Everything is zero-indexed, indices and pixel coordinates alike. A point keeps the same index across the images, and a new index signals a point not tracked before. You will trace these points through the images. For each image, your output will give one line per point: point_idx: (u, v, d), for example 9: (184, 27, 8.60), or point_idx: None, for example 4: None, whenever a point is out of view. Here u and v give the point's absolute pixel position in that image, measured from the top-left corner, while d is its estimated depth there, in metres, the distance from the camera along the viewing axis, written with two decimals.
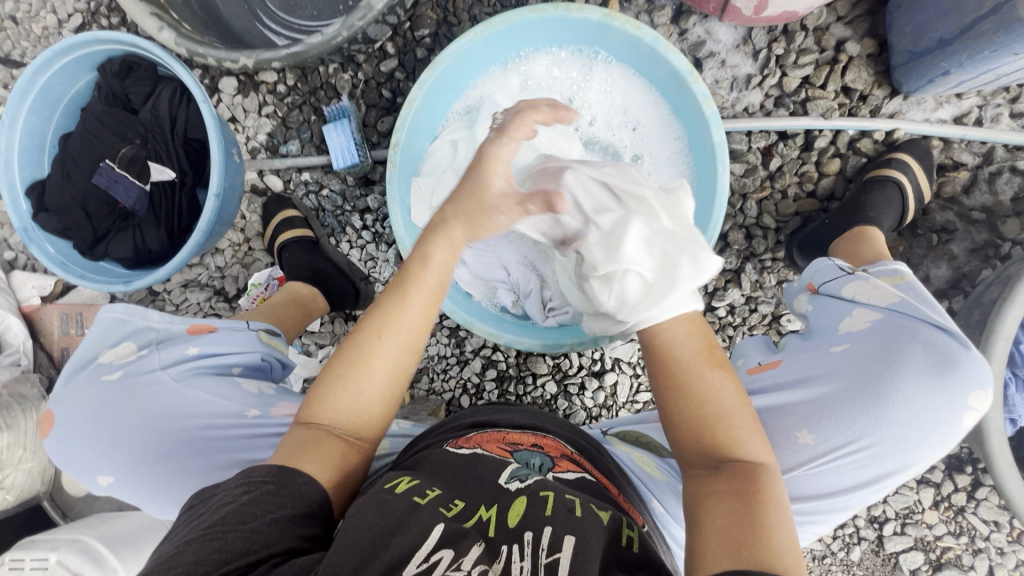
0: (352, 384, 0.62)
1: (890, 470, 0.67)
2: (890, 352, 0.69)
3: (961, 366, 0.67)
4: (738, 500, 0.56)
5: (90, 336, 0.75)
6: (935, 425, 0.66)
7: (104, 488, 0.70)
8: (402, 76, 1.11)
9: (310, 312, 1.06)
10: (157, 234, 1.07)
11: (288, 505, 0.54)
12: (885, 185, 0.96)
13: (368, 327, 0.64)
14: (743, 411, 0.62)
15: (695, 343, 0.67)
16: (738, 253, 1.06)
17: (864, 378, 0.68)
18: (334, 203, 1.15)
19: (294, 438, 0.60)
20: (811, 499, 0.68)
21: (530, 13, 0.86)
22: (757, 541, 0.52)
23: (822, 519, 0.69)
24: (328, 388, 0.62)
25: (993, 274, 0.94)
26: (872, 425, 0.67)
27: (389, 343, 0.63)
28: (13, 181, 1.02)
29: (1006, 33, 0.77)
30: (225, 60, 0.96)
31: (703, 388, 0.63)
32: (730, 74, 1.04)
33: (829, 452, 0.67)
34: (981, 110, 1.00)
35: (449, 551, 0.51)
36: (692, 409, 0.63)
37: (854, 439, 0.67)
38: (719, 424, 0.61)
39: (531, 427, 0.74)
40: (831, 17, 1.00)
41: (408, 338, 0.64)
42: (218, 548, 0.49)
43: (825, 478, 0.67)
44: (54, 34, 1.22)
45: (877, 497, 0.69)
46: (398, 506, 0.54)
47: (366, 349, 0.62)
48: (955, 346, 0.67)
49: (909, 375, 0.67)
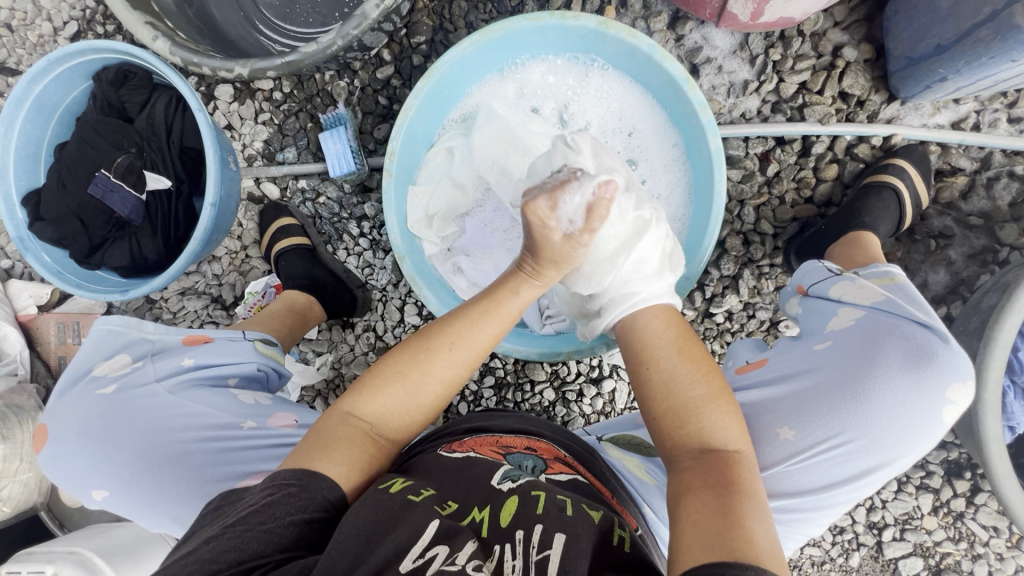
0: (404, 390, 0.64)
1: (872, 465, 0.66)
2: (868, 347, 0.68)
3: (940, 359, 0.66)
4: (715, 491, 0.56)
5: (85, 347, 0.74)
6: (914, 419, 0.65)
7: (98, 502, 0.70)
8: (398, 83, 1.11)
9: (306, 320, 1.06)
10: (154, 243, 1.06)
11: (306, 508, 0.53)
12: (883, 191, 0.96)
13: (438, 335, 0.67)
14: (720, 398, 0.63)
15: (675, 338, 0.70)
16: (736, 259, 1.06)
17: (843, 373, 0.68)
18: (331, 210, 1.15)
19: (324, 428, 0.61)
20: (792, 496, 0.67)
21: (526, 21, 0.86)
22: (732, 530, 0.51)
23: (807, 519, 0.68)
24: (381, 384, 0.64)
25: (991, 280, 0.93)
26: (852, 420, 0.66)
27: (458, 355, 0.66)
28: (8, 190, 1.02)
29: (1003, 40, 0.77)
30: (220, 69, 0.96)
31: (679, 376, 0.65)
32: (727, 80, 1.03)
33: (809, 448, 0.67)
34: (979, 115, 0.99)
35: (445, 547, 0.50)
36: (669, 397, 0.64)
37: (834, 432, 0.66)
38: (695, 414, 0.62)
39: (525, 430, 0.74)
40: (828, 22, 1.00)
41: (473, 356, 0.68)
42: (233, 548, 0.48)
43: (807, 476, 0.67)
44: (49, 42, 1.22)
45: (861, 494, 0.68)
46: (393, 505, 0.53)
47: (432, 359, 0.65)
48: (935, 340, 0.67)
49: (887, 368, 0.66)
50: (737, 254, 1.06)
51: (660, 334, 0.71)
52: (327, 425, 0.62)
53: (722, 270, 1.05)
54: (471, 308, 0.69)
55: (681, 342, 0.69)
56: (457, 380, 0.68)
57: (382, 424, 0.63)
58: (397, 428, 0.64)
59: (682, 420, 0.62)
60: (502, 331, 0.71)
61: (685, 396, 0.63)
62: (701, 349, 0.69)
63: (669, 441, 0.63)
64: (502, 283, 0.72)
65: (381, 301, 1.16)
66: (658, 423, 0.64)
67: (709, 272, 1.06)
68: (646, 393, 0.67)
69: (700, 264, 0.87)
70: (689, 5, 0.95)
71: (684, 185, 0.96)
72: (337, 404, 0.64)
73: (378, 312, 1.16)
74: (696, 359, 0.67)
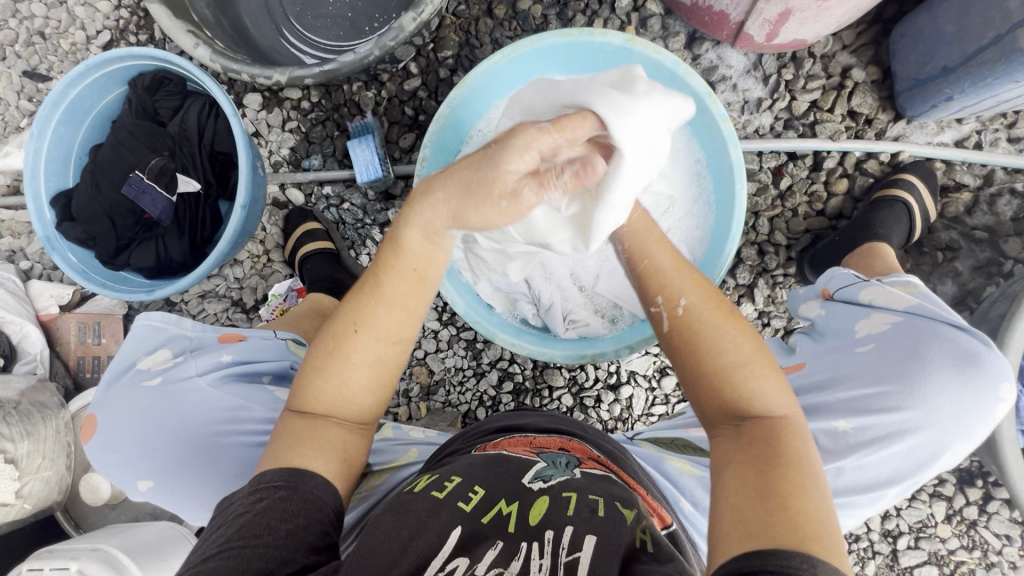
0: (333, 372, 0.61)
1: (927, 458, 0.68)
2: (913, 349, 0.70)
3: (985, 363, 0.68)
4: (761, 467, 0.53)
5: (126, 343, 0.75)
6: (961, 418, 0.67)
7: (142, 493, 0.70)
8: (424, 95, 1.15)
9: (331, 321, 1.07)
10: (180, 245, 1.07)
11: (299, 513, 0.54)
12: (894, 205, 1.00)
13: (352, 298, 0.63)
14: (759, 357, 0.60)
15: (677, 276, 0.67)
16: (751, 269, 1.09)
17: (890, 373, 0.70)
18: (354, 216, 1.17)
19: (286, 430, 0.61)
20: (849, 492, 0.68)
21: (556, 37, 0.90)
22: (779, 514, 0.49)
23: (854, 511, 0.68)
24: (309, 380, 0.61)
25: (998, 291, 0.97)
26: (911, 418, 0.67)
27: (368, 331, 0.61)
28: (38, 191, 1.04)
29: (1007, 62, 0.81)
30: (257, 76, 0.99)
31: (711, 338, 0.61)
32: (742, 97, 1.08)
33: (864, 446, 0.68)
34: (980, 134, 1.04)
35: (465, 559, 0.52)
36: (709, 359, 0.60)
37: (892, 432, 0.67)
38: (736, 379, 0.58)
39: (558, 431, 0.74)
40: (837, 45, 1.05)
41: (388, 321, 0.61)
42: (235, 566, 0.49)
43: (861, 470, 0.68)
44: (82, 50, 1.26)
45: (910, 488, 0.70)
46: (419, 508, 0.56)
47: (345, 338, 0.61)
48: (977, 344, 0.68)
49: (936, 370, 0.68)
50: (753, 264, 1.09)
51: (664, 267, 0.69)
52: (293, 428, 0.61)
53: (738, 279, 1.09)
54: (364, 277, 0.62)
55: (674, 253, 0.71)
56: (390, 357, 0.63)
57: (335, 412, 0.62)
58: (356, 402, 0.62)
59: (727, 375, 0.59)
60: (420, 292, 0.62)
61: (725, 358, 0.60)
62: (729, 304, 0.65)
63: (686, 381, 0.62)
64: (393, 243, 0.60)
65: None
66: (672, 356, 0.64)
67: (725, 281, 1.09)
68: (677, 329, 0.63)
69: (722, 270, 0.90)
70: (707, 26, 1.01)
71: (704, 198, 0.99)
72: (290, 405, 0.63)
73: None
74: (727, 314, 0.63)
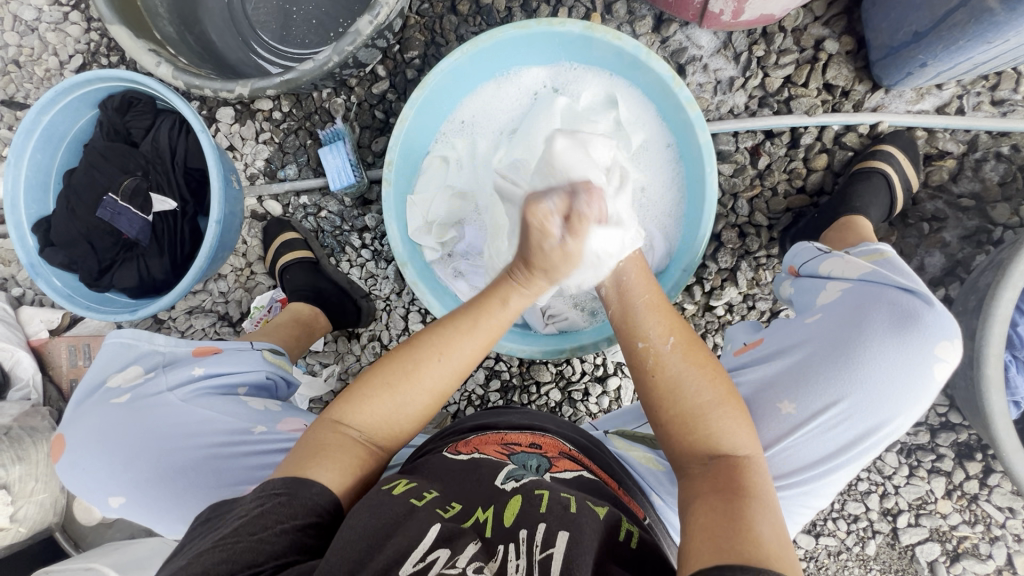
0: (393, 400, 0.63)
1: (869, 426, 0.67)
2: (856, 316, 0.69)
3: (925, 323, 0.66)
4: (723, 495, 0.54)
5: (97, 361, 0.76)
6: (903, 381, 0.66)
7: (115, 509, 0.71)
8: (393, 97, 1.14)
9: (312, 331, 1.08)
10: (161, 263, 1.09)
11: (297, 516, 0.53)
12: (872, 176, 0.97)
13: (427, 345, 0.65)
14: (728, 402, 0.61)
15: (660, 321, 0.68)
16: (733, 252, 1.07)
17: (834, 343, 0.69)
18: (332, 224, 1.17)
19: (315, 438, 0.60)
20: (797, 472, 0.67)
21: (514, 29, 0.89)
22: (740, 532, 0.50)
23: (809, 489, 0.68)
24: (369, 394, 0.63)
25: (986, 259, 0.94)
26: (846, 386, 0.67)
27: (447, 366, 0.65)
28: (19, 218, 1.05)
29: (978, 23, 0.79)
30: (220, 90, 0.98)
31: (687, 381, 0.62)
32: (713, 78, 1.06)
33: (809, 422, 0.67)
34: (962, 99, 1.01)
35: (445, 551, 0.49)
36: (675, 405, 0.61)
37: (830, 403, 0.67)
38: (703, 420, 0.60)
39: (529, 427, 0.73)
40: (808, 18, 1.03)
41: (463, 365, 0.66)
42: (224, 559, 0.48)
43: (809, 445, 0.67)
44: (56, 75, 1.26)
45: (859, 463, 0.69)
46: (397, 508, 0.53)
47: (420, 367, 0.64)
48: (918, 304, 0.67)
49: (876, 335, 0.67)
50: (734, 247, 1.07)
51: (653, 318, 0.68)
52: (318, 436, 0.61)
53: (720, 262, 1.07)
54: (462, 316, 0.67)
55: (656, 298, 0.71)
56: (447, 389, 0.67)
57: (374, 436, 0.63)
58: (386, 438, 0.64)
59: (687, 420, 0.60)
60: (489, 344, 0.68)
61: (694, 400, 0.61)
62: (706, 351, 0.66)
63: (659, 415, 0.63)
64: (496, 287, 0.68)
65: (386, 310, 1.17)
66: (643, 393, 0.65)
67: (707, 266, 1.08)
68: (643, 376, 0.65)
69: (697, 255, 0.88)
70: (672, 7, 0.99)
71: (678, 183, 0.97)
72: (327, 413, 0.64)
73: (383, 321, 1.17)
74: (700, 361, 0.64)
